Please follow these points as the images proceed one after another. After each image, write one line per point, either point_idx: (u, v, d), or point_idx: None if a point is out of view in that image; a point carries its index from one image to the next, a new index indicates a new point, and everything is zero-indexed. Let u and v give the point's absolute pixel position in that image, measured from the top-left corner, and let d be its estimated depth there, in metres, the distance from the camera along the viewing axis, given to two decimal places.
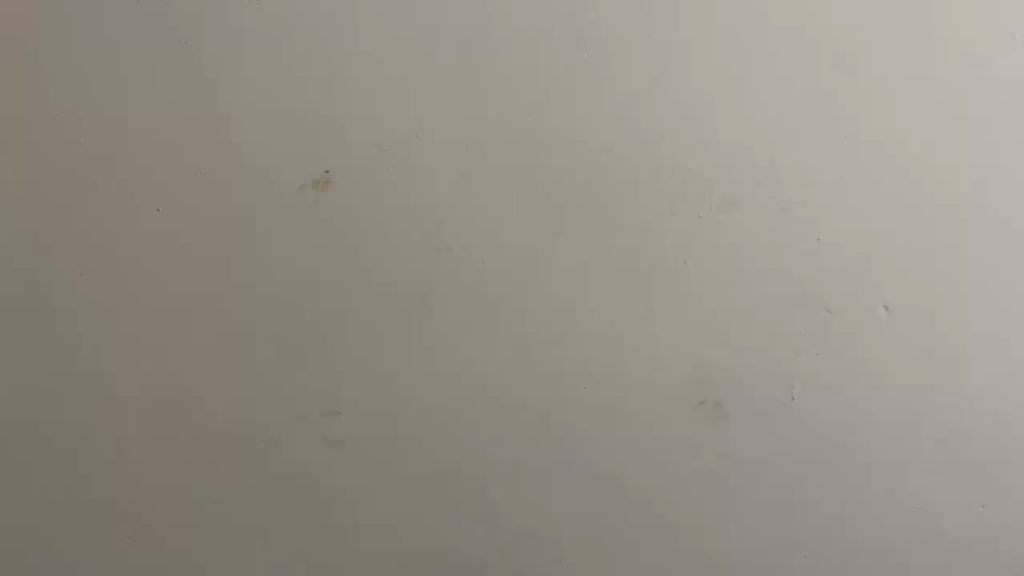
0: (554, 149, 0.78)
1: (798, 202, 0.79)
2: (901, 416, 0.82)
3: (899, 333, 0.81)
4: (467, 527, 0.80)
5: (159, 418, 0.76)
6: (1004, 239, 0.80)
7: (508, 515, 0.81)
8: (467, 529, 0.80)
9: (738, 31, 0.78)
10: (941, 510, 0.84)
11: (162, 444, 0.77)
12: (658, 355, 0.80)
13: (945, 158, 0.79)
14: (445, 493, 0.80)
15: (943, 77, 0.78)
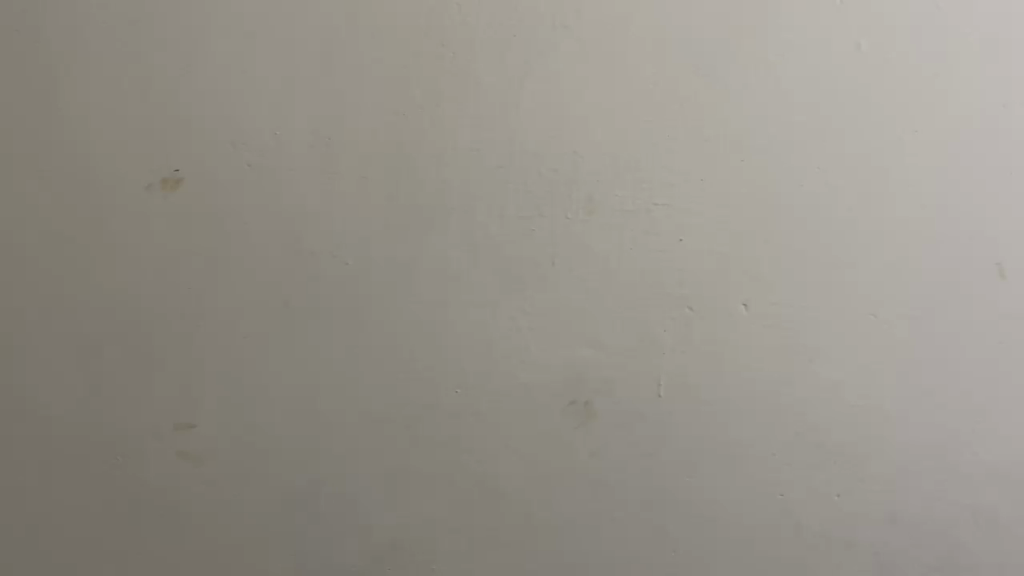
0: (475, 149, 0.77)
1: (661, 202, 0.79)
2: (762, 413, 0.82)
3: (759, 331, 0.81)
4: (337, 536, 0.81)
5: (26, 438, 0.78)
6: (860, 238, 0.80)
7: (379, 524, 0.81)
8: (337, 539, 0.81)
9: (706, 25, 0.77)
10: (800, 501, 0.84)
11: (16, 462, 0.78)
12: (523, 354, 0.80)
13: (807, 159, 0.79)
14: (314, 503, 0.80)
15: (797, 80, 0.78)
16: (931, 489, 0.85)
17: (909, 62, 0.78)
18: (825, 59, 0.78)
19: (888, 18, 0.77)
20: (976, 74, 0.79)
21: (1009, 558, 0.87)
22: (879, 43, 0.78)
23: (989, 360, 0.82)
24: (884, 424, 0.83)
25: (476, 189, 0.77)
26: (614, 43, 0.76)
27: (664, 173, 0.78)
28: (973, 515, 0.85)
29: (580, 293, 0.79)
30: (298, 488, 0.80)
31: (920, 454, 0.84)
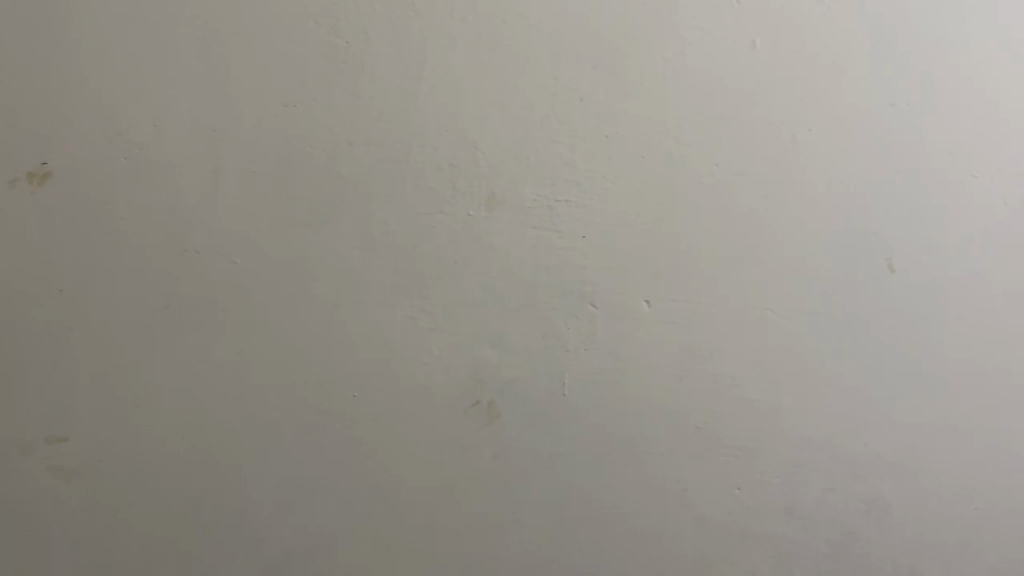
0: (372, 143, 0.75)
1: (564, 200, 0.78)
2: (665, 410, 0.82)
3: (659, 329, 0.81)
4: (225, 549, 0.78)
5: None
6: (757, 235, 0.81)
7: (269, 535, 0.78)
8: (225, 552, 0.78)
9: (630, 19, 0.77)
10: (700, 495, 0.84)
11: None
12: (424, 355, 0.78)
13: (712, 156, 0.79)
14: (200, 515, 0.77)
15: (696, 79, 0.78)
16: (828, 481, 0.86)
17: (837, 64, 0.80)
18: (722, 58, 0.78)
19: (782, 18, 0.79)
20: (909, 75, 0.81)
21: (903, 548, 0.88)
22: (772, 43, 0.79)
23: (908, 354, 0.85)
24: (782, 417, 0.84)
25: (386, 184, 0.75)
26: (513, 38, 0.75)
27: (566, 170, 0.78)
28: (870, 506, 0.87)
29: (482, 293, 0.78)
30: (183, 500, 0.76)
31: (823, 448, 0.85)
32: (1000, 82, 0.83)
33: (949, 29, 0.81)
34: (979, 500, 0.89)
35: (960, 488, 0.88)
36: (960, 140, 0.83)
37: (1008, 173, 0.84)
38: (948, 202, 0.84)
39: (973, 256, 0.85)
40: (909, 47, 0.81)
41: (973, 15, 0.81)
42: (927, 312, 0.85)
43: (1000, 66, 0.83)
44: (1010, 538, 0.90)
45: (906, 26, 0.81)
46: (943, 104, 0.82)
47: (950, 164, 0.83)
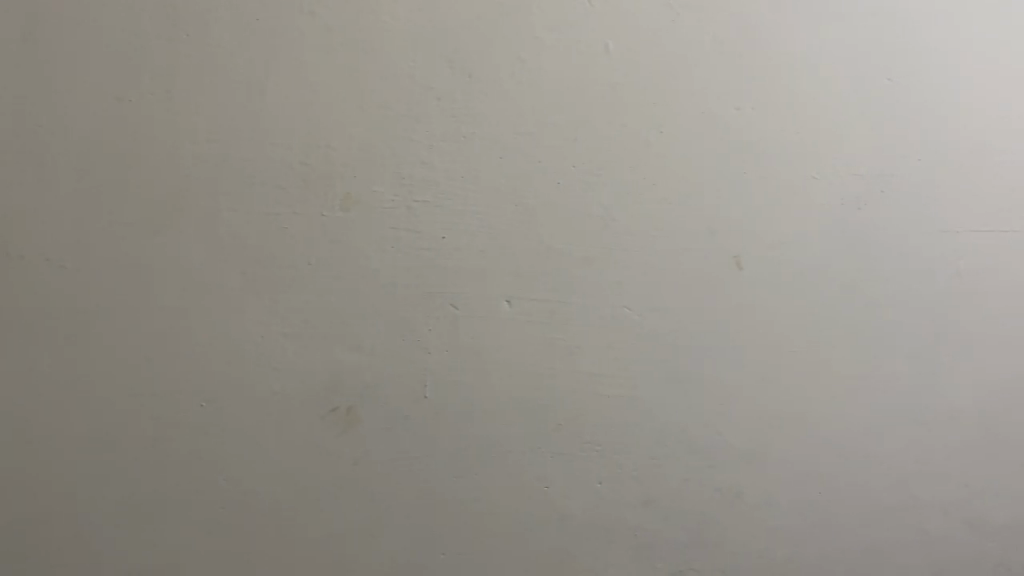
0: (218, 141, 0.73)
1: (421, 199, 0.77)
2: (526, 408, 0.82)
3: (520, 328, 0.81)
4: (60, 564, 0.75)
5: None
6: (613, 234, 0.82)
7: (108, 548, 0.76)
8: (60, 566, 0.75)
9: (485, 18, 0.77)
10: (562, 491, 0.84)
11: None
12: (278, 360, 0.76)
13: (573, 156, 0.80)
14: (32, 529, 0.74)
15: (551, 80, 0.79)
16: (687, 473, 0.87)
17: (697, 69, 0.82)
18: (576, 60, 0.79)
19: (641, 24, 0.80)
20: (767, 81, 0.84)
21: (760, 536, 0.90)
22: (624, 46, 0.80)
23: (769, 347, 0.88)
24: (641, 413, 0.85)
25: (234, 183, 0.74)
26: (367, 36, 0.75)
27: (422, 169, 0.77)
28: (726, 492, 0.88)
29: (338, 295, 0.76)
30: (10, 512, 0.74)
31: (683, 440, 0.86)
32: (842, 89, 0.86)
33: (793, 36, 0.84)
34: (832, 488, 0.91)
35: (814, 477, 0.90)
36: (805, 143, 0.86)
37: (851, 174, 0.88)
38: (795, 202, 0.86)
39: (819, 255, 0.88)
40: (759, 53, 0.84)
41: (814, 23, 0.85)
42: (777, 309, 0.87)
43: (854, 73, 0.87)
44: (863, 525, 0.93)
45: (752, 32, 0.83)
46: (788, 108, 0.85)
47: (809, 166, 0.86)
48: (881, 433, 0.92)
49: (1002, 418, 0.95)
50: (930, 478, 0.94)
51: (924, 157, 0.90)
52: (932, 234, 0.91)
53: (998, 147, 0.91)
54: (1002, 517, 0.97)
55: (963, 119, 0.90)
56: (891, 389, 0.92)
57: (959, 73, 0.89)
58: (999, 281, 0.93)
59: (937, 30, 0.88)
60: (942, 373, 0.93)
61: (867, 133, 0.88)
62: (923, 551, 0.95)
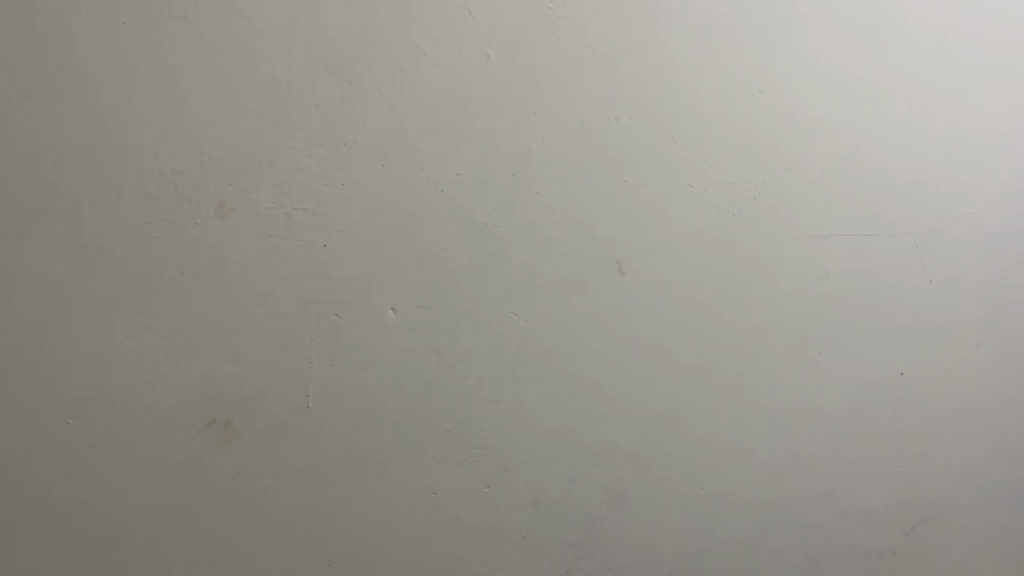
0: (84, 147, 0.71)
1: (302, 207, 0.76)
2: (413, 415, 0.82)
3: (406, 335, 0.81)
4: None
5: None
6: (497, 241, 0.83)
7: None
8: None
9: (363, 26, 0.77)
10: (450, 497, 0.84)
11: None
12: (151, 372, 0.74)
13: (455, 164, 0.81)
14: None
15: (433, 88, 0.79)
16: (574, 474, 0.89)
17: (578, 78, 0.84)
18: (457, 69, 0.80)
19: (524, 34, 0.82)
20: (647, 91, 0.87)
21: (646, 532, 0.93)
22: (505, 56, 0.82)
23: (650, 350, 0.90)
24: (528, 416, 0.86)
25: (100, 190, 0.72)
26: (241, 41, 0.74)
27: (300, 177, 0.76)
28: (612, 492, 0.90)
29: (214, 305, 0.75)
30: None
31: (570, 442, 0.88)
32: (719, 100, 0.90)
33: (669, 49, 0.87)
34: (712, 484, 0.95)
35: (696, 473, 0.94)
36: (682, 151, 0.89)
37: (725, 182, 0.92)
38: (673, 209, 0.90)
39: (697, 259, 0.91)
40: (639, 63, 0.86)
41: (691, 35, 0.88)
42: (657, 312, 0.90)
43: (730, 84, 0.90)
44: (743, 517, 0.97)
45: (629, 44, 0.86)
46: (666, 118, 0.88)
47: (686, 174, 0.90)
48: (758, 428, 0.96)
49: (868, 410, 1.01)
50: (805, 470, 0.99)
51: (793, 165, 0.94)
52: (801, 238, 0.96)
53: (860, 156, 0.97)
54: (871, 504, 1.03)
55: (827, 129, 0.95)
56: (767, 386, 0.96)
57: (823, 85, 0.94)
58: (862, 281, 0.99)
59: (803, 45, 0.93)
60: (815, 370, 0.98)
61: (742, 143, 0.92)
62: (799, 540, 1.00)
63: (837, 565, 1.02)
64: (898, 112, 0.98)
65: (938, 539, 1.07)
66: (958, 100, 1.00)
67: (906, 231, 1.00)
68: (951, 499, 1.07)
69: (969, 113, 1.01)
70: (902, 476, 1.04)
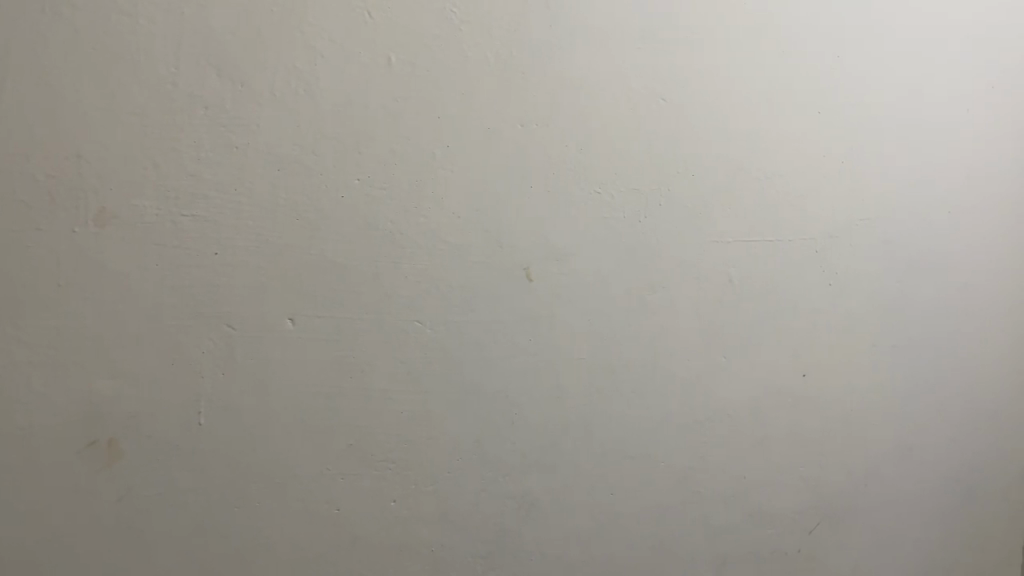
0: None
1: (190, 213, 0.73)
2: (313, 428, 0.79)
3: (304, 347, 0.78)
4: None
5: None
6: (400, 248, 0.81)
7: None
8: None
9: (256, 26, 0.74)
10: (353, 512, 0.81)
11: None
12: (23, 390, 0.69)
13: (355, 168, 0.79)
14: None
15: (330, 91, 0.77)
16: (483, 485, 0.87)
17: (481, 83, 0.83)
18: (356, 71, 0.78)
19: (426, 37, 0.80)
20: (551, 97, 0.87)
21: (556, 540, 0.92)
22: (406, 60, 0.80)
23: (557, 357, 0.90)
24: (435, 427, 0.84)
25: None
26: (122, 39, 0.70)
27: (188, 182, 0.73)
28: (522, 501, 0.89)
29: (95, 317, 0.71)
30: None
31: (478, 452, 0.87)
32: (622, 107, 0.91)
33: (573, 56, 0.87)
34: (621, 489, 0.95)
35: (605, 479, 0.94)
36: (588, 159, 0.89)
37: (631, 189, 0.92)
38: (579, 215, 0.90)
39: (603, 265, 0.91)
40: (543, 68, 0.86)
41: (594, 42, 0.88)
42: (564, 318, 0.90)
43: (633, 91, 0.91)
44: (652, 521, 0.97)
45: (533, 51, 0.85)
46: (571, 125, 0.88)
47: (592, 179, 0.90)
48: (666, 432, 0.97)
49: (772, 412, 1.03)
50: (712, 472, 1.00)
51: (697, 173, 0.96)
52: (705, 244, 0.97)
53: (761, 164, 0.99)
54: (776, 504, 1.05)
55: (730, 138, 0.97)
56: (673, 391, 0.97)
57: (726, 94, 0.96)
58: (763, 286, 1.01)
59: (705, 55, 0.94)
60: (720, 373, 0.99)
61: (646, 149, 0.92)
62: (707, 541, 1.01)
63: (745, 565, 1.04)
64: (798, 121, 1.01)
65: (840, 535, 1.10)
66: (850, 112, 1.04)
67: (805, 237, 1.03)
68: (851, 496, 1.10)
69: (860, 123, 1.05)
70: (806, 475, 1.06)
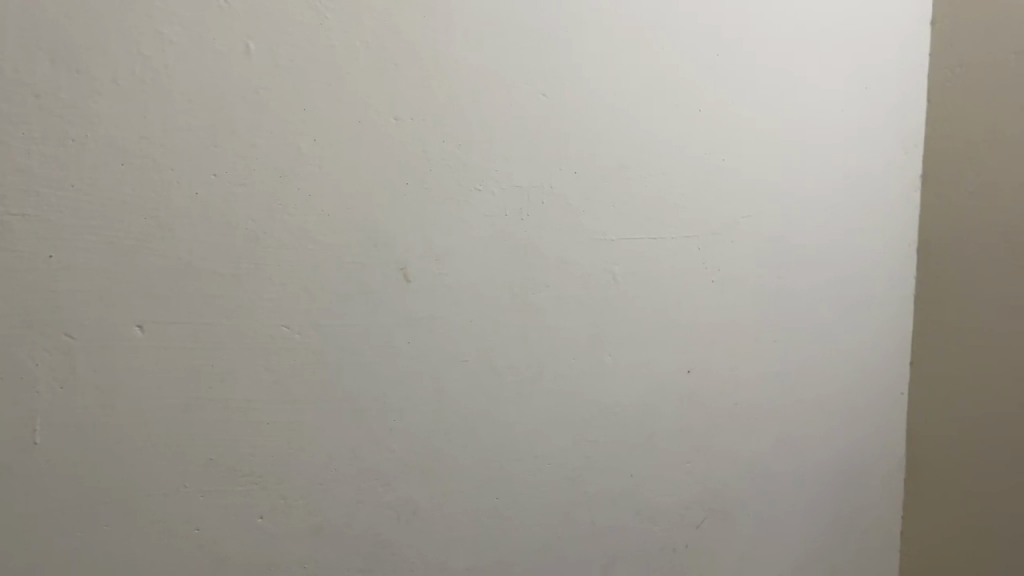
0: None
1: (20, 212, 0.66)
2: (168, 444, 0.74)
3: (156, 356, 0.72)
4: None
5: None
6: (263, 248, 0.76)
7: None
8: None
9: (96, 10, 0.68)
10: (215, 530, 0.76)
11: None
12: None
13: (212, 163, 0.73)
14: None
15: (182, 82, 0.72)
16: (359, 496, 0.83)
17: (352, 74, 0.79)
18: (212, 60, 0.73)
19: (291, 25, 0.76)
20: (427, 90, 0.84)
21: (439, 549, 0.89)
22: (268, 48, 0.75)
23: (437, 360, 0.87)
24: (305, 438, 0.80)
25: None
26: None
27: (18, 177, 0.66)
28: (401, 510, 0.86)
29: None
30: None
31: (353, 461, 0.83)
32: (502, 102, 0.88)
33: (450, 49, 0.84)
34: (506, 493, 0.93)
35: (489, 484, 0.91)
36: (467, 156, 0.87)
37: (512, 187, 0.90)
38: (458, 214, 0.87)
39: (485, 264, 0.89)
40: (418, 61, 0.83)
41: (472, 35, 0.86)
42: (444, 321, 0.87)
43: (512, 86, 0.89)
44: (538, 524, 0.95)
45: (408, 43, 0.82)
46: (448, 121, 0.85)
47: (472, 175, 0.87)
48: (552, 434, 0.95)
49: (658, 409, 1.03)
50: (599, 472, 0.99)
51: (579, 170, 0.94)
52: (588, 242, 0.96)
53: (644, 161, 0.99)
54: (663, 501, 1.05)
55: (614, 134, 0.96)
56: (558, 392, 0.95)
57: (608, 92, 0.95)
58: (648, 283, 1.01)
59: (586, 51, 0.93)
60: (606, 372, 0.99)
61: (528, 146, 0.90)
62: (595, 542, 1.00)
63: (633, 563, 1.03)
64: (679, 119, 1.01)
65: (726, 529, 1.11)
66: (729, 110, 1.05)
67: (689, 234, 1.03)
68: (736, 489, 1.12)
69: (740, 121, 1.06)
70: (691, 471, 1.07)
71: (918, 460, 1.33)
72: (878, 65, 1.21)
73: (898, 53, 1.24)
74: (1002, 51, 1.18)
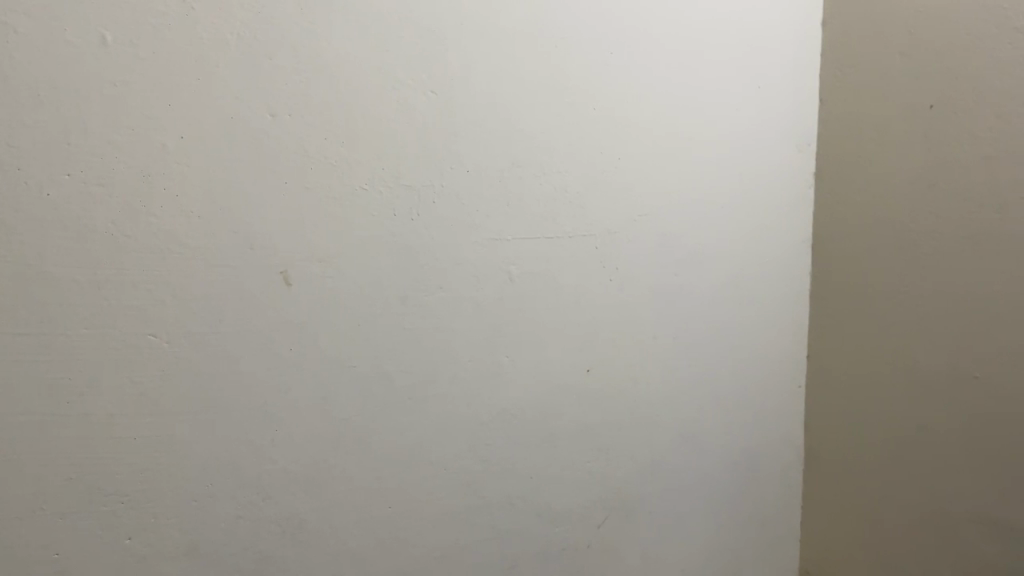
0: None
1: None
2: (21, 464, 0.68)
3: (6, 370, 0.67)
4: None
5: None
6: (126, 252, 0.72)
7: None
8: None
9: None
10: (76, 554, 0.71)
11: None
12: None
13: (66, 161, 0.68)
14: None
15: (29, 74, 0.66)
16: (239, 511, 0.79)
17: (223, 68, 0.75)
18: (65, 52, 0.68)
19: (155, 16, 0.71)
20: (308, 87, 0.80)
21: (328, 562, 0.86)
22: (126, 41, 0.70)
23: (323, 367, 0.84)
24: (177, 452, 0.75)
25: None
26: None
27: None
28: (285, 523, 0.82)
29: None
30: None
31: (232, 474, 0.79)
32: (388, 98, 0.86)
33: (330, 43, 0.81)
34: (398, 501, 0.90)
35: (380, 492, 0.89)
36: (352, 153, 0.84)
37: (402, 186, 0.87)
38: (343, 215, 0.84)
39: (373, 266, 0.86)
40: (297, 55, 0.79)
41: (356, 28, 0.82)
42: (329, 326, 0.84)
43: (399, 81, 0.86)
44: (435, 531, 0.93)
45: (285, 36, 0.78)
46: (330, 118, 0.82)
47: (359, 173, 0.84)
48: (447, 439, 0.93)
49: (557, 409, 1.02)
50: (496, 475, 0.98)
51: (472, 169, 0.92)
52: (482, 243, 0.94)
53: (538, 159, 0.98)
54: (562, 502, 1.04)
55: (507, 132, 0.95)
56: (454, 396, 0.93)
57: (500, 88, 0.94)
58: (545, 283, 1.00)
59: (474, 48, 0.91)
60: (503, 374, 0.97)
61: (417, 144, 0.88)
62: (492, 547, 0.98)
63: (535, 566, 1.02)
64: (574, 117, 1.00)
65: (627, 526, 1.12)
66: (624, 109, 1.05)
67: (586, 233, 1.03)
68: (637, 486, 1.12)
69: (635, 119, 1.06)
70: (593, 470, 1.07)
71: (815, 451, 1.37)
72: (772, 65, 1.23)
73: (791, 54, 1.26)
74: (886, 54, 1.22)
